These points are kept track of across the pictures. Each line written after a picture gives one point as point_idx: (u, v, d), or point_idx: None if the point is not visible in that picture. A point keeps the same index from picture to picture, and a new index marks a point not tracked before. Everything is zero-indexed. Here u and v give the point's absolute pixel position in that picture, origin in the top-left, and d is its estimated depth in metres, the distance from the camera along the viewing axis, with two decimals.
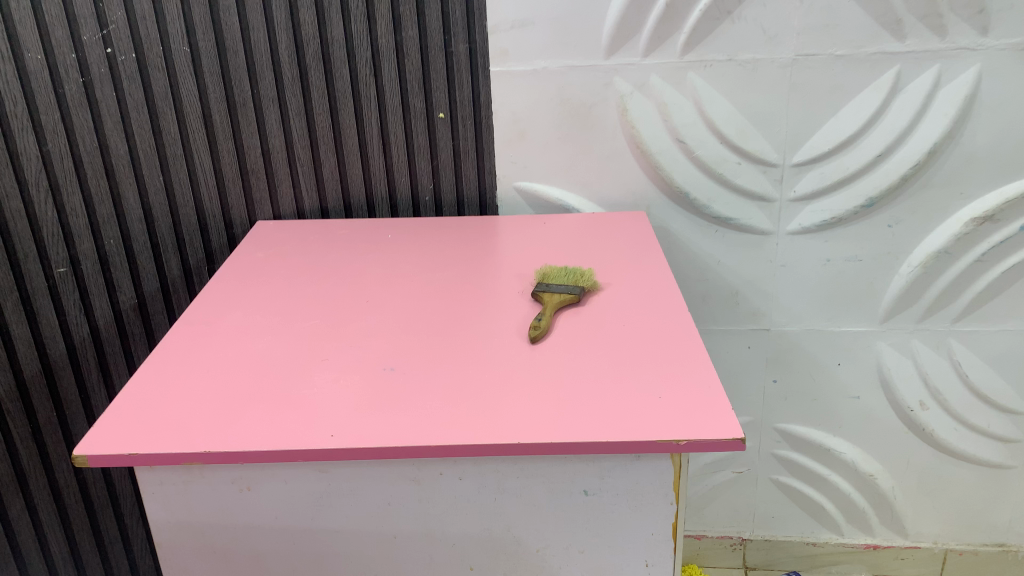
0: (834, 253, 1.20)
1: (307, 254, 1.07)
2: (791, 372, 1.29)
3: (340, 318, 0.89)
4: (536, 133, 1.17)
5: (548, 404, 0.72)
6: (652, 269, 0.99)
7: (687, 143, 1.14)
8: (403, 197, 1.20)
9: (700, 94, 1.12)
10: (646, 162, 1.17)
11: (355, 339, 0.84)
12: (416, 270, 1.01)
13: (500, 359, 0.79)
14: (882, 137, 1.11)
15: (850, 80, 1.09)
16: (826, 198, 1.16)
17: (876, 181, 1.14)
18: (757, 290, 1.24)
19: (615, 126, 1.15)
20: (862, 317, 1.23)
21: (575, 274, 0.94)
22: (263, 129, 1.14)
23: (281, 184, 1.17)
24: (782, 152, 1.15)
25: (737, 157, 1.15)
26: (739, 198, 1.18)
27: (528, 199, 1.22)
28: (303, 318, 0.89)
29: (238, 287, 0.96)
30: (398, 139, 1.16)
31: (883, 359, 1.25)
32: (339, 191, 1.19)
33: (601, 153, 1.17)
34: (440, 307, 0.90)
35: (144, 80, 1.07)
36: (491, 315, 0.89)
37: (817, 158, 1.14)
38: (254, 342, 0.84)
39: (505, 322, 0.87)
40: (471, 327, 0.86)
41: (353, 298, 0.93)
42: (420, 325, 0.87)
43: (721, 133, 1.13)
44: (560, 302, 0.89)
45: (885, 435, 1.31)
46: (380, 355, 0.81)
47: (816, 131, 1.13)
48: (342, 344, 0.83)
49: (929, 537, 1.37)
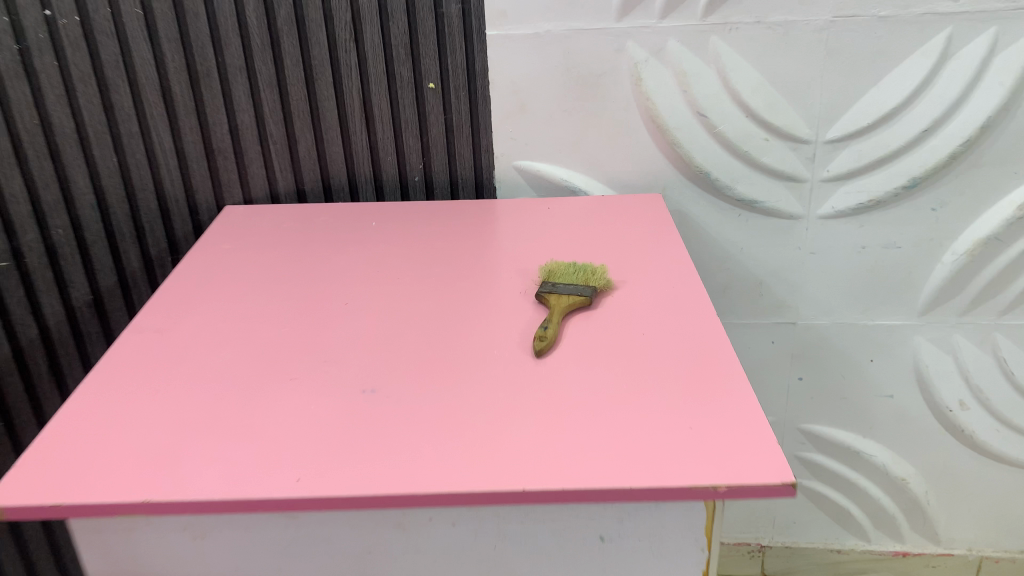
0: (870, 240, 1.08)
1: (280, 246, 0.94)
2: (819, 369, 1.17)
3: (313, 324, 0.77)
4: (538, 106, 1.04)
5: (558, 437, 0.60)
6: (673, 263, 0.87)
7: (709, 117, 1.02)
8: (389, 179, 1.07)
9: (725, 61, 0.99)
10: (662, 138, 1.04)
11: (330, 351, 0.72)
12: (403, 266, 0.89)
13: (500, 377, 0.68)
14: (929, 110, 0.98)
15: (895, 45, 0.96)
16: (863, 178, 1.04)
17: (921, 159, 1.01)
18: (784, 280, 1.12)
19: (627, 98, 1.02)
20: (899, 310, 1.12)
21: (585, 271, 0.82)
22: (229, 101, 1.01)
23: (252, 164, 1.05)
24: (816, 127, 1.02)
25: (764, 133, 1.02)
26: (766, 179, 1.05)
27: (530, 181, 1.09)
28: (272, 325, 0.77)
29: (198, 288, 0.84)
30: (383, 113, 1.03)
31: (920, 355, 1.14)
32: (317, 171, 1.06)
33: (611, 128, 1.05)
34: (430, 312, 0.78)
35: (91, 47, 0.94)
36: (490, 321, 0.77)
37: (855, 133, 1.01)
38: (213, 356, 0.72)
39: (506, 330, 0.75)
40: (466, 337, 0.74)
41: (331, 299, 0.81)
42: (407, 333, 0.75)
43: (747, 106, 1.01)
44: (569, 306, 0.77)
45: (919, 436, 1.20)
46: (358, 372, 0.69)
47: (855, 102, 1.00)
48: (314, 357, 0.71)
49: (962, 544, 1.27)
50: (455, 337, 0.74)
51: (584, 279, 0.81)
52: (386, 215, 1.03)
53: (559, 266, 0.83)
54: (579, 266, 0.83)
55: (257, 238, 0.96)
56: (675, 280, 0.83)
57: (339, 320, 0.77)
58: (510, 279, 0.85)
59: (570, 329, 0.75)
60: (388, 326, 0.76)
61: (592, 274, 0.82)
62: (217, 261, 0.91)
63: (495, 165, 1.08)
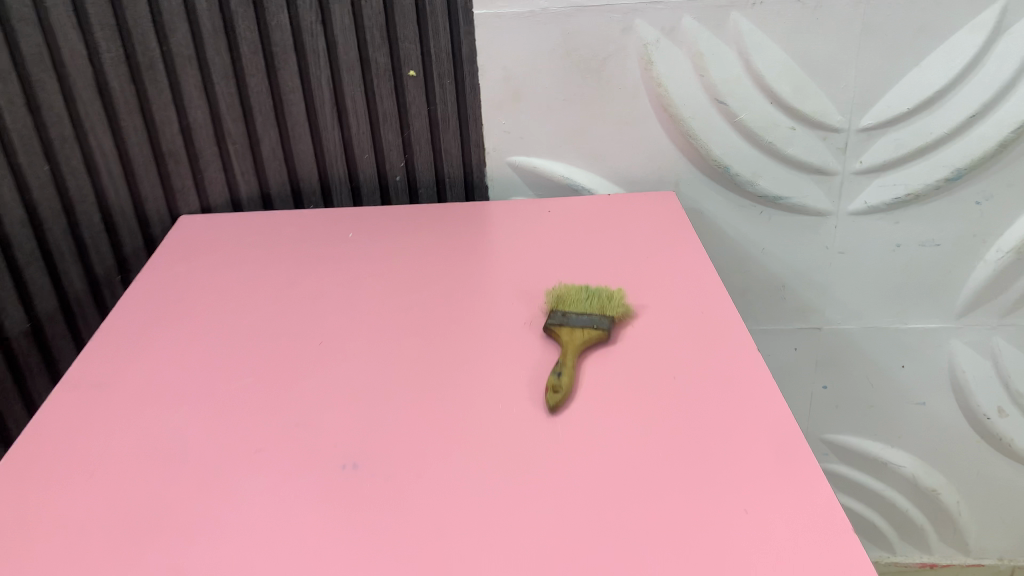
0: (906, 237, 0.97)
1: (244, 267, 0.82)
2: (844, 376, 1.07)
3: (283, 372, 0.65)
4: (534, 95, 0.91)
5: (584, 527, 0.49)
6: (697, 274, 0.75)
7: (728, 105, 0.89)
8: (366, 179, 0.95)
9: (747, 41, 0.86)
10: (675, 128, 0.92)
11: (304, 411, 0.60)
12: (387, 290, 0.77)
13: (509, 441, 0.56)
14: (978, 93, 0.87)
15: (942, 19, 0.84)
16: (900, 169, 0.93)
17: (967, 148, 0.90)
18: (809, 282, 1.01)
19: (636, 84, 0.90)
20: (935, 312, 1.01)
21: (600, 297, 0.70)
22: (178, 95, 0.88)
23: (208, 167, 0.92)
24: (848, 115, 0.90)
25: (791, 121, 0.90)
26: (792, 173, 0.94)
27: (526, 178, 0.97)
28: (235, 375, 0.65)
29: (149, 324, 0.72)
30: (357, 106, 0.90)
31: (956, 359, 1.04)
32: (284, 172, 0.94)
33: (617, 118, 0.92)
34: (421, 351, 0.67)
35: (10, 40, 0.81)
36: (491, 363, 0.65)
37: (893, 120, 0.90)
38: (161, 417, 0.60)
39: (512, 375, 0.63)
40: (465, 385, 0.62)
41: (305, 337, 0.69)
42: (394, 383, 0.63)
43: (772, 91, 0.88)
44: (584, 343, 0.66)
45: (952, 445, 1.10)
46: (338, 440, 0.57)
47: (893, 86, 0.88)
48: (284, 419, 0.60)
49: (994, 554, 1.19)
50: (451, 386, 0.62)
51: (599, 308, 0.69)
52: (365, 224, 0.90)
53: (568, 292, 0.72)
54: (591, 291, 0.72)
55: (220, 259, 0.84)
56: (703, 301, 0.71)
57: (315, 366, 0.66)
58: (512, 305, 0.73)
59: (588, 372, 0.64)
60: (373, 373, 0.64)
61: (608, 300, 0.70)
62: (174, 290, 0.79)
63: (486, 161, 0.96)
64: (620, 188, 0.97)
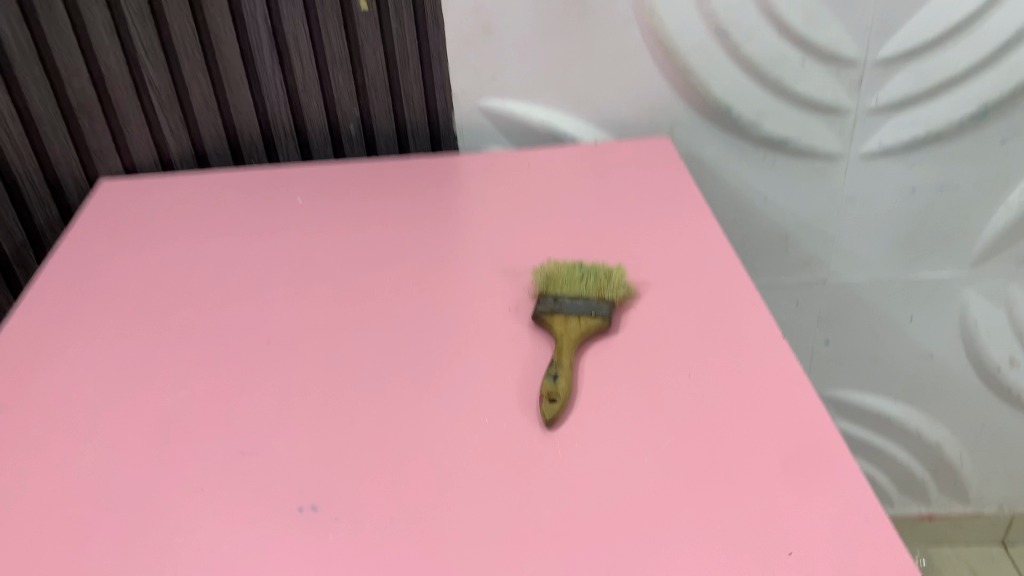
0: (922, 180, 0.88)
1: (180, 245, 0.71)
2: (848, 330, 1.00)
3: (228, 381, 0.55)
4: (507, 29, 0.79)
5: None
6: (705, 243, 0.65)
7: (731, 36, 0.78)
8: (315, 129, 0.82)
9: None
10: (670, 63, 0.80)
11: (251, 435, 0.50)
12: (346, 269, 0.66)
13: (499, 468, 0.47)
14: (1014, 16, 0.76)
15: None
16: (920, 105, 0.82)
17: (997, 79, 0.80)
18: (814, 231, 0.92)
19: (625, 13, 0.77)
20: (949, 260, 0.93)
21: (596, 275, 0.60)
22: (83, 36, 0.74)
23: (129, 122, 0.80)
24: (866, 45, 0.78)
25: (801, 54, 0.79)
26: (799, 112, 0.83)
27: (500, 124, 0.85)
28: (164, 386, 0.55)
29: (67, 320, 0.61)
30: (299, 46, 0.76)
31: (969, 309, 0.96)
32: (220, 125, 0.81)
33: (603, 54, 0.80)
34: (390, 349, 0.56)
35: None
36: (474, 364, 0.55)
37: (917, 50, 0.78)
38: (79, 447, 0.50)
39: (497, 377, 0.54)
40: (444, 393, 0.52)
41: (247, 335, 0.59)
42: (359, 395, 0.53)
43: (781, 19, 0.77)
44: (581, 334, 0.56)
45: (959, 398, 1.04)
46: (296, 473, 0.47)
47: (919, 10, 0.76)
48: (229, 447, 0.50)
49: (994, 504, 1.14)
50: (428, 396, 0.52)
51: (596, 290, 0.59)
52: (320, 186, 0.79)
53: (558, 270, 0.61)
54: (586, 269, 0.61)
55: (152, 233, 0.73)
56: (714, 276, 0.61)
57: (265, 374, 0.55)
58: (493, 286, 0.62)
59: (588, 370, 0.54)
60: (334, 380, 0.54)
61: (606, 279, 0.60)
62: (98, 275, 0.67)
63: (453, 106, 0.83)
64: (607, 133, 0.86)
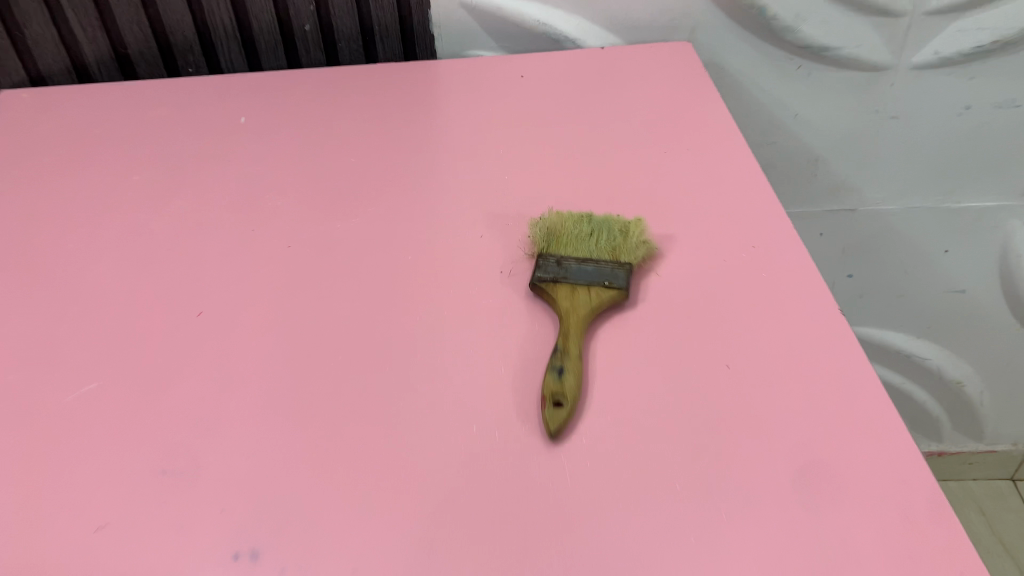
0: (980, 97, 0.75)
1: (97, 173, 0.58)
2: (875, 264, 0.89)
3: (144, 356, 0.43)
4: None
5: None
6: (739, 185, 0.53)
7: None
8: (261, 28, 0.68)
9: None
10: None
11: (167, 430, 0.39)
12: (298, 212, 0.53)
13: (483, 488, 0.35)
14: None
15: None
16: (991, 7, 0.68)
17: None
18: (847, 153, 0.80)
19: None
20: (998, 187, 0.81)
21: (609, 231, 0.48)
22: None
23: (29, 16, 0.65)
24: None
25: None
26: (845, 12, 0.69)
27: (487, 24, 0.71)
28: (52, 363, 0.42)
29: None
30: None
31: (1015, 242, 0.84)
32: (143, 21, 0.66)
33: None
34: (353, 320, 0.45)
35: None
36: (456, 346, 0.43)
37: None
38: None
39: (484, 361, 0.42)
40: (419, 381, 0.41)
41: (167, 299, 0.47)
42: (307, 379, 0.42)
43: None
44: (595, 310, 0.45)
45: (989, 338, 0.94)
46: (227, 483, 0.36)
47: None
48: (140, 441, 0.38)
49: (1009, 441, 1.08)
50: (396, 390, 0.40)
51: (611, 250, 0.48)
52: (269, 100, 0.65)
53: (561, 225, 0.49)
54: (596, 222, 0.50)
55: (63, 156, 0.59)
56: (754, 232, 0.50)
57: (190, 351, 0.44)
58: (481, 240, 0.51)
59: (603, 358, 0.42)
60: (278, 357, 0.43)
61: (623, 236, 0.48)
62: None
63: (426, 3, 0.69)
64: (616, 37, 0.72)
